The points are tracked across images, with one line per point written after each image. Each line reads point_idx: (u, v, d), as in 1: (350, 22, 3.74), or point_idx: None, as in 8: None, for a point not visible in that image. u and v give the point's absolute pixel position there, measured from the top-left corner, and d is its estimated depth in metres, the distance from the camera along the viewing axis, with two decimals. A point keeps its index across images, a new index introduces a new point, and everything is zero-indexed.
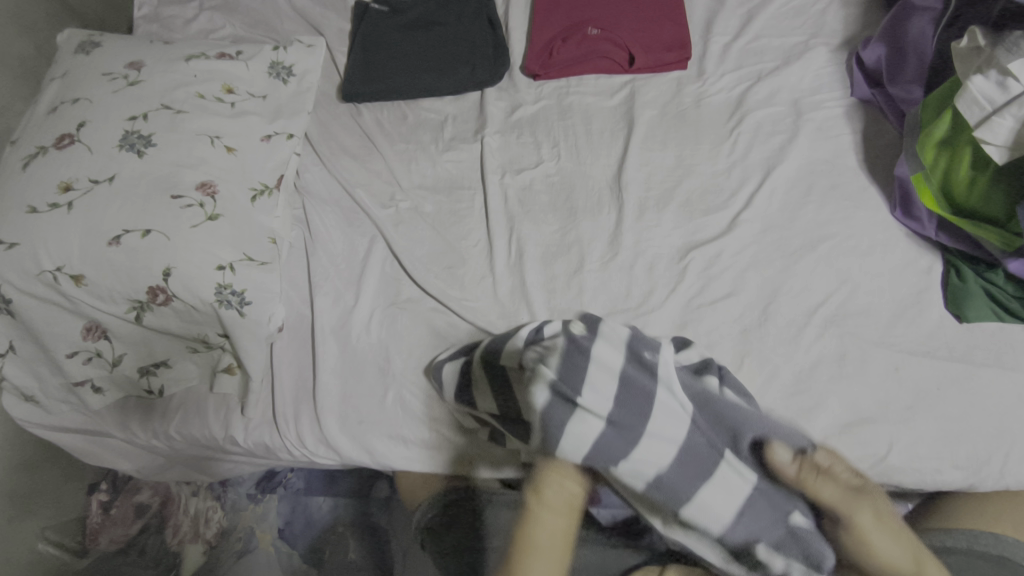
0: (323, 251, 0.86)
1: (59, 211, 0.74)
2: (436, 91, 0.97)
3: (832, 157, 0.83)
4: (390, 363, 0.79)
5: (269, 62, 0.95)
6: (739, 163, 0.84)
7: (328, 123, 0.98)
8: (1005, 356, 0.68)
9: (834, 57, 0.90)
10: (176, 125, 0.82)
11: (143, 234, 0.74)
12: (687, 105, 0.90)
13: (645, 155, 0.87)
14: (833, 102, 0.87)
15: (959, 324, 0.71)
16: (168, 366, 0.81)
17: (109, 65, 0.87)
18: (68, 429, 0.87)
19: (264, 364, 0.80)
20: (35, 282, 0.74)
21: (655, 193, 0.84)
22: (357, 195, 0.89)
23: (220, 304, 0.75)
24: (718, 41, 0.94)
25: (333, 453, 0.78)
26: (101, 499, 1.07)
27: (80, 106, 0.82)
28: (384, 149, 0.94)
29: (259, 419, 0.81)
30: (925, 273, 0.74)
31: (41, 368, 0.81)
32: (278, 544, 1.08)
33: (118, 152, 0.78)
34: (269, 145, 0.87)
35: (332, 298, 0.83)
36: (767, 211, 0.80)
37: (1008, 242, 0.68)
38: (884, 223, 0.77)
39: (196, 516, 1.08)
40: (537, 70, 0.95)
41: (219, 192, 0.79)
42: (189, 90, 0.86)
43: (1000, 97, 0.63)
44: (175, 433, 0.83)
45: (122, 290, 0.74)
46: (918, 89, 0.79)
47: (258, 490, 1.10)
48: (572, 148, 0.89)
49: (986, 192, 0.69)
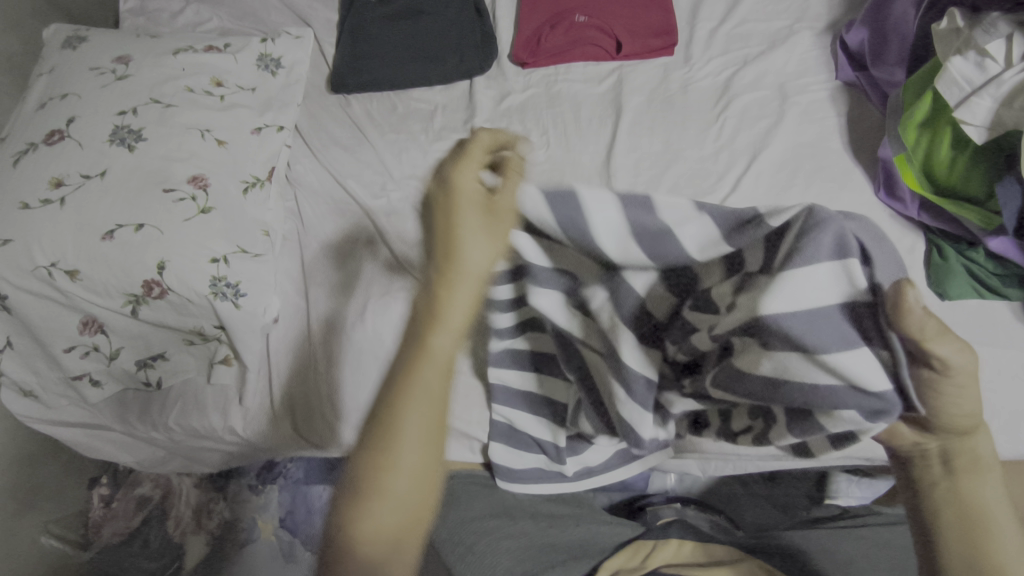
0: (316, 243, 0.87)
1: (52, 207, 0.75)
2: (424, 82, 0.97)
3: (818, 140, 0.84)
4: (384, 351, 0.80)
5: (257, 54, 0.95)
6: (726, 147, 0.85)
7: (318, 114, 0.98)
8: (986, 333, 0.70)
9: (818, 40, 0.91)
10: (165, 119, 0.82)
11: (137, 229, 0.74)
12: (675, 90, 0.91)
13: (634, 141, 0.88)
14: (818, 85, 0.88)
15: (940, 303, 0.72)
16: (165, 359, 0.82)
17: (96, 60, 0.87)
18: (70, 423, 0.89)
19: (260, 355, 0.81)
20: (31, 278, 0.74)
21: (644, 178, 0.85)
22: (348, 185, 0.90)
23: (215, 296, 0.76)
24: (704, 26, 0.95)
25: (331, 440, 0.80)
26: (103, 493, 1.08)
27: (69, 101, 0.82)
28: (374, 140, 0.94)
29: (256, 409, 0.82)
30: (908, 252, 0.76)
31: (40, 363, 0.82)
32: (279, 532, 1.09)
33: (109, 147, 0.78)
34: (259, 137, 0.87)
35: (326, 288, 0.84)
36: (754, 194, 0.81)
37: (987, 219, 0.70)
38: (869, 204, 0.79)
39: (197, 507, 1.10)
40: (525, 58, 0.96)
41: (211, 185, 0.80)
42: (178, 84, 0.86)
43: (977, 78, 0.65)
44: (174, 424, 0.85)
45: (117, 284, 0.75)
46: (900, 71, 0.80)
47: (259, 481, 1.12)
48: (562, 135, 0.90)
49: (967, 169, 0.70)
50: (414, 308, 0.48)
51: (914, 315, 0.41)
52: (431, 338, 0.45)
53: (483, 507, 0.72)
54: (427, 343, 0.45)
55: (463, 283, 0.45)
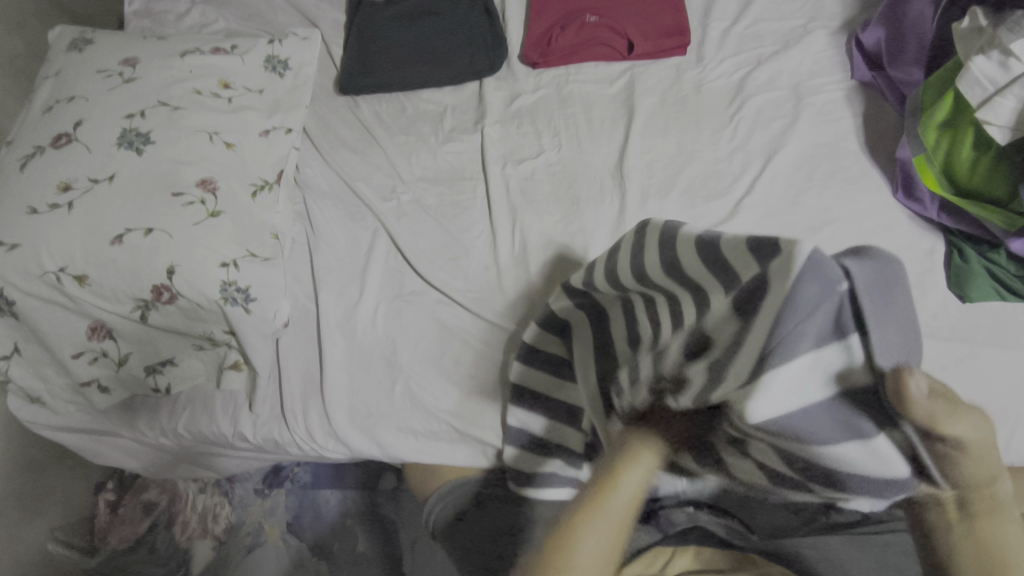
0: (326, 246, 0.86)
1: (59, 211, 0.74)
2: (433, 83, 0.96)
3: (834, 140, 0.83)
4: (396, 356, 0.79)
5: (264, 56, 0.94)
6: (740, 148, 0.84)
7: (326, 116, 0.97)
8: (1007, 335, 0.70)
9: (832, 40, 0.90)
10: (174, 122, 0.81)
11: (146, 233, 0.73)
12: (688, 91, 0.90)
13: (647, 142, 0.87)
14: (833, 85, 0.87)
15: (962, 304, 0.72)
16: (174, 365, 0.81)
17: (102, 62, 0.86)
18: (77, 429, 0.88)
19: (270, 360, 0.80)
20: (38, 283, 0.74)
21: (658, 180, 0.84)
22: (358, 188, 0.89)
23: (225, 301, 0.75)
24: (716, 26, 0.94)
25: (343, 446, 0.79)
26: (108, 498, 1.07)
27: (76, 104, 0.81)
28: (384, 142, 0.93)
29: (267, 414, 0.81)
30: (928, 254, 0.75)
31: (47, 369, 0.81)
32: (285, 537, 1.08)
33: (117, 150, 0.77)
34: (267, 140, 0.87)
35: (336, 292, 0.83)
36: (769, 195, 0.81)
37: (1011, 221, 0.69)
38: (887, 206, 0.78)
39: (203, 512, 1.08)
40: (535, 59, 0.95)
41: (220, 189, 0.79)
42: (185, 86, 0.85)
43: (1001, 77, 0.64)
44: (184, 430, 0.84)
45: (126, 289, 0.74)
46: (918, 71, 0.80)
47: (265, 485, 1.10)
48: (573, 137, 0.89)
49: (989, 171, 0.69)
50: (592, 476, 0.58)
51: (920, 400, 0.41)
52: (587, 530, 0.53)
53: (501, 525, 0.71)
54: (587, 531, 0.52)
55: (629, 475, 0.54)
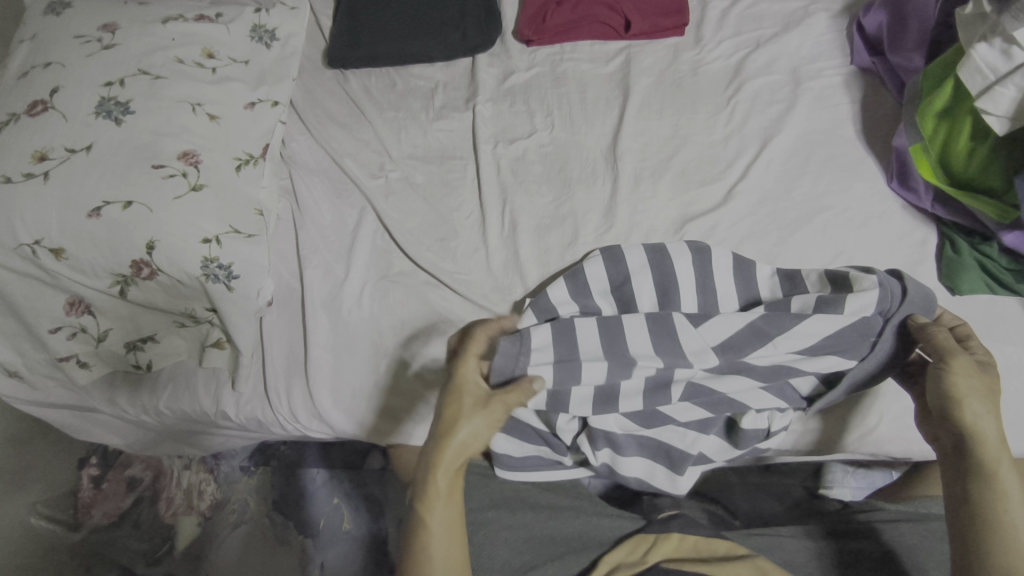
0: (312, 223, 0.84)
1: (35, 182, 0.72)
2: (424, 58, 0.94)
3: (831, 127, 0.82)
4: (382, 337, 0.78)
5: (250, 25, 0.90)
6: (736, 133, 0.83)
7: (314, 90, 0.95)
8: (995, 328, 0.71)
9: (833, 23, 0.88)
10: (154, 91, 0.78)
11: (124, 206, 0.71)
12: (685, 72, 0.88)
13: (640, 125, 0.85)
14: (832, 70, 0.86)
15: (952, 296, 0.72)
16: (156, 341, 0.80)
17: (81, 27, 0.83)
18: (57, 405, 0.87)
19: (253, 337, 0.78)
20: (14, 255, 0.72)
21: (651, 164, 0.83)
22: (345, 164, 0.87)
23: (207, 278, 0.73)
24: (716, 6, 0.92)
25: (326, 427, 0.79)
26: (92, 474, 1.05)
27: (53, 71, 0.78)
28: (373, 118, 0.90)
29: (249, 393, 0.80)
30: (919, 246, 0.75)
31: (25, 344, 0.79)
32: (272, 515, 1.06)
33: (94, 120, 0.75)
34: (252, 112, 0.84)
35: (323, 271, 0.82)
36: (763, 181, 0.80)
37: (1004, 213, 0.69)
38: (880, 195, 0.78)
39: (188, 489, 1.05)
40: (530, 36, 0.92)
41: (202, 162, 0.76)
42: (167, 54, 0.82)
43: (1003, 66, 0.63)
44: (166, 408, 0.83)
45: (105, 264, 0.72)
46: (918, 57, 0.78)
47: (252, 462, 1.08)
48: (566, 117, 0.87)
49: (986, 161, 0.69)
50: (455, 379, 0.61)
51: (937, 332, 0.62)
52: (477, 418, 0.59)
53: (481, 499, 0.72)
54: (479, 423, 0.58)
55: (511, 395, 0.60)
